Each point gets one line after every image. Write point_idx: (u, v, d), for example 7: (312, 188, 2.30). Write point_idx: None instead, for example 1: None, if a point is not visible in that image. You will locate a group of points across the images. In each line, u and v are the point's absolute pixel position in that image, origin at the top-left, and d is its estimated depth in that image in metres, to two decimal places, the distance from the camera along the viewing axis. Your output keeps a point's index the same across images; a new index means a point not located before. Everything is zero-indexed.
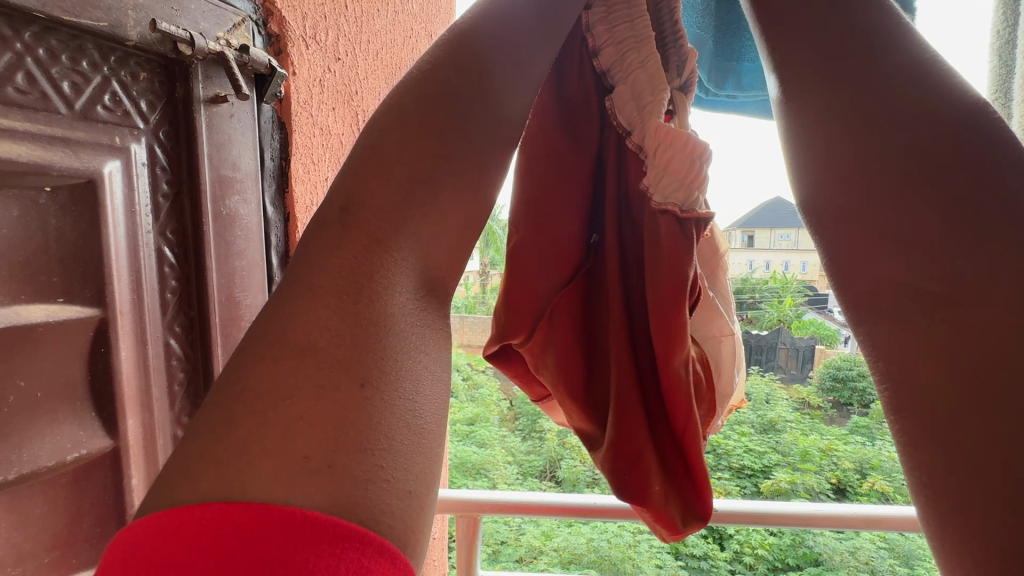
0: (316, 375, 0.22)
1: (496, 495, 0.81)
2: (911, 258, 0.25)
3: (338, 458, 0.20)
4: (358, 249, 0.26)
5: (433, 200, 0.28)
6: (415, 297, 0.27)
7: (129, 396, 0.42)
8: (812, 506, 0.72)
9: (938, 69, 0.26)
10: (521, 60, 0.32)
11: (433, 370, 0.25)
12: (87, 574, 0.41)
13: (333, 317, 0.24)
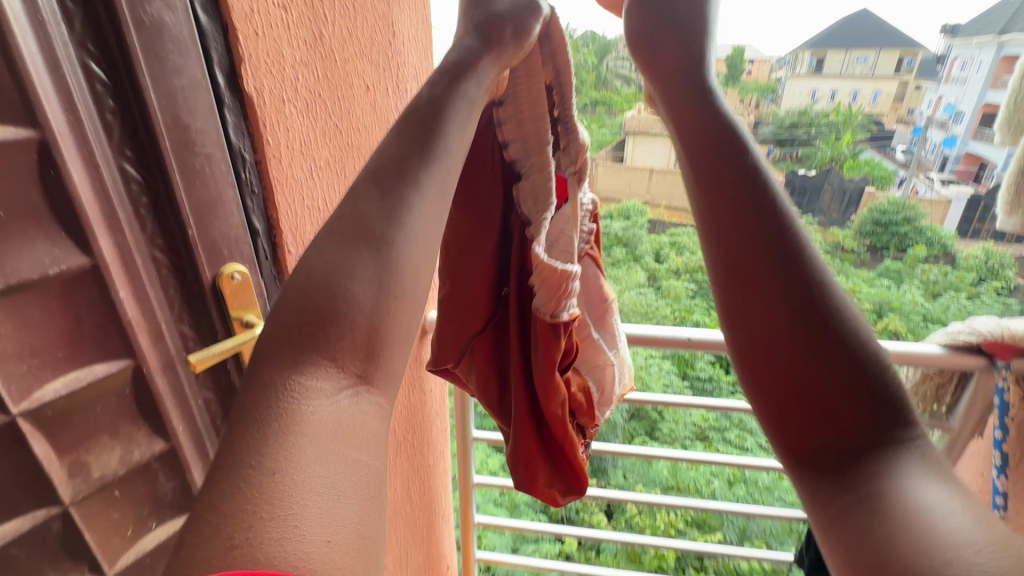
0: (236, 478, 0.27)
1: None
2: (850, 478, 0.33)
3: (251, 528, 0.26)
4: (274, 373, 0.31)
5: (336, 308, 0.33)
6: (334, 393, 0.32)
7: (93, 218, 0.44)
8: None
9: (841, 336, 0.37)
10: (407, 189, 0.38)
11: (348, 454, 0.31)
12: (102, 368, 0.48)
13: (251, 436, 0.29)
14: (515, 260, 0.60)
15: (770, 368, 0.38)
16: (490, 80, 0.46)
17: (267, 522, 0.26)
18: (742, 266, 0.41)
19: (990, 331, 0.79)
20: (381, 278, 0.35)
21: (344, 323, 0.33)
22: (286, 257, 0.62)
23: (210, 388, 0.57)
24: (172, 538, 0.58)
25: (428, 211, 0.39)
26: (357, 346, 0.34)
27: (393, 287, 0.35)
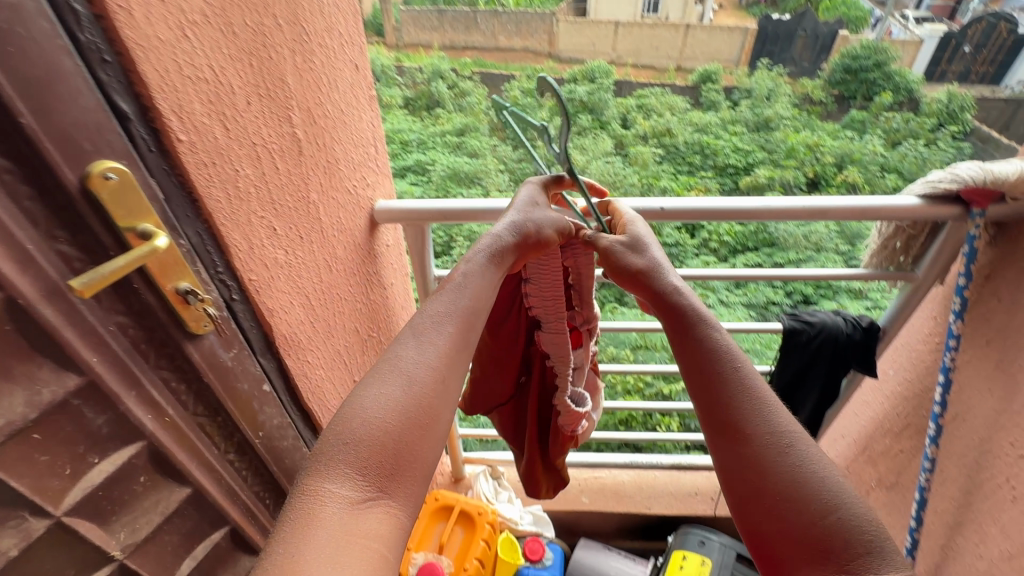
0: (271, 559, 0.38)
1: (439, 205, 0.79)
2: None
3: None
4: (311, 479, 0.43)
5: (358, 425, 0.46)
6: (349, 499, 0.42)
7: None
8: (763, 202, 0.81)
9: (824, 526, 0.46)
10: (415, 364, 0.52)
11: (355, 540, 0.40)
12: None
13: (284, 528, 0.40)
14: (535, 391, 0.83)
15: (744, 460, 0.51)
16: (503, 258, 0.65)
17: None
18: (709, 396, 0.56)
19: (974, 178, 0.74)
20: (397, 406, 0.48)
21: (363, 442, 0.45)
22: (175, 144, 0.48)
23: (121, 312, 0.49)
24: (122, 468, 0.54)
25: (427, 361, 0.53)
26: (370, 462, 0.45)
27: (410, 412, 0.48)
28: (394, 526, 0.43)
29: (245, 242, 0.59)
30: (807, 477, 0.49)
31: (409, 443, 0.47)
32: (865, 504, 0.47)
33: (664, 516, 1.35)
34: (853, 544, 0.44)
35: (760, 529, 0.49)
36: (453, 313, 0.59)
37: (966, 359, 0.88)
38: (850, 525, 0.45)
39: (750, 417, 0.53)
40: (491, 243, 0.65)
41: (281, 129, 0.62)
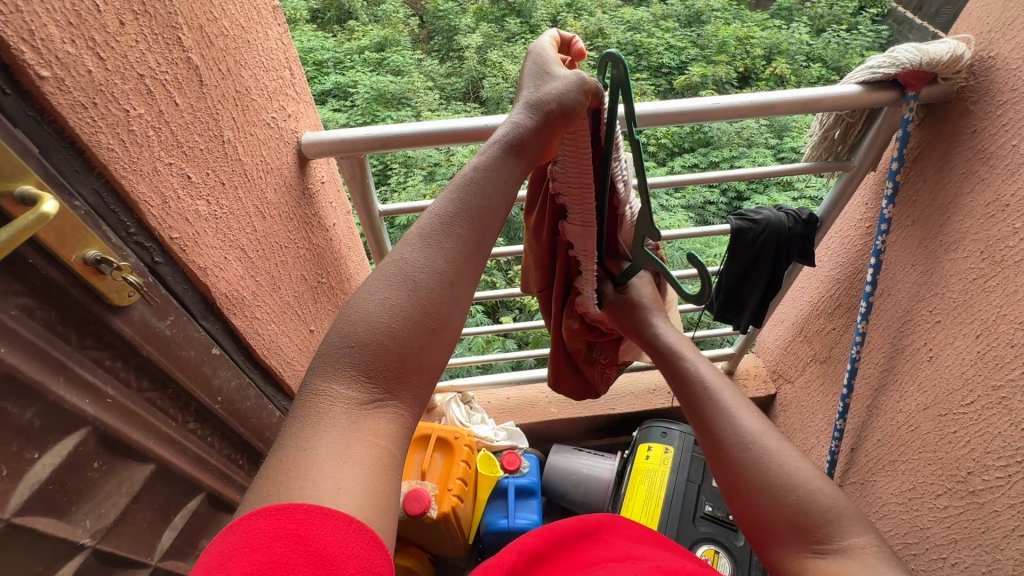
0: (284, 453, 0.37)
1: (371, 132, 0.71)
2: (794, 548, 0.47)
3: (282, 485, 0.35)
4: (320, 375, 0.40)
5: (358, 335, 0.41)
6: (353, 400, 0.39)
7: None
8: (712, 100, 0.79)
9: (802, 487, 0.49)
10: (424, 264, 0.45)
11: (359, 438, 0.38)
12: None
13: (295, 425, 0.38)
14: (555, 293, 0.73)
15: (724, 460, 0.53)
16: (519, 151, 0.53)
17: (292, 480, 0.35)
18: (690, 410, 0.58)
19: (910, 61, 0.75)
20: (401, 309, 0.42)
21: (366, 346, 0.41)
22: (37, 82, 0.39)
23: (22, 293, 0.42)
24: (70, 458, 0.49)
25: (432, 264, 0.45)
26: (374, 365, 0.40)
27: (417, 316, 0.42)
28: (402, 425, 0.41)
29: (157, 196, 0.51)
30: (772, 467, 0.50)
31: (416, 346, 0.42)
32: (827, 482, 0.50)
33: (627, 413, 1.45)
34: (817, 517, 0.47)
35: (746, 518, 0.51)
36: (468, 211, 0.48)
37: (892, 239, 0.95)
38: (813, 502, 0.48)
39: (721, 421, 0.55)
40: (510, 131, 0.54)
41: (171, 54, 0.52)
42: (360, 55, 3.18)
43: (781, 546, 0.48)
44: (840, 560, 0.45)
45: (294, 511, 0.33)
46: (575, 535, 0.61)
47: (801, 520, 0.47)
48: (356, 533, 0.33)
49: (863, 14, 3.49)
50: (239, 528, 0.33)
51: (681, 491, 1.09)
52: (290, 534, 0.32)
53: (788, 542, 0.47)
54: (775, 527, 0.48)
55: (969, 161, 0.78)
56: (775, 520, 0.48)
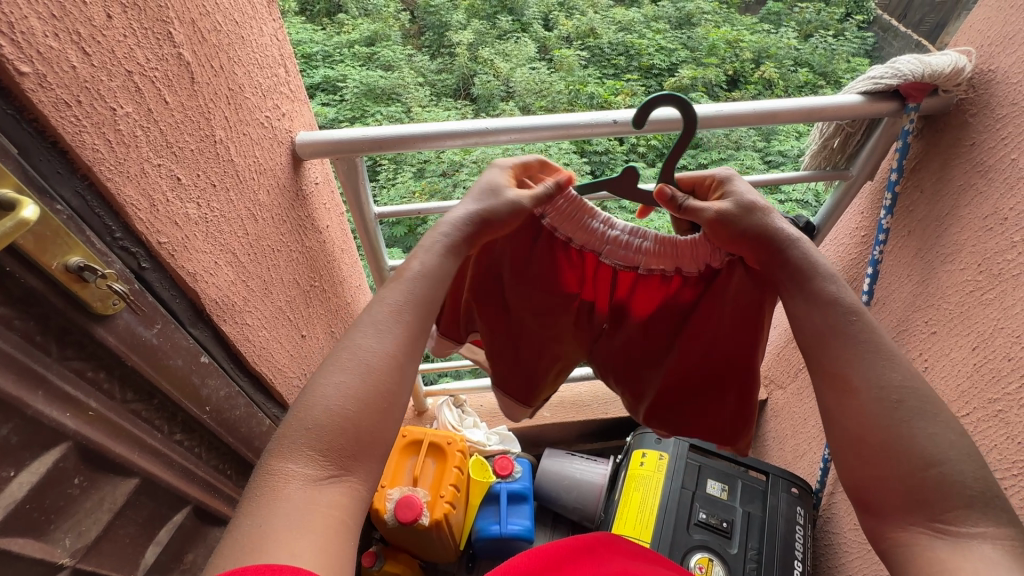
0: (240, 530, 0.37)
1: (369, 133, 0.69)
2: (910, 521, 0.42)
3: (237, 556, 0.35)
4: (270, 459, 0.40)
5: (308, 418, 0.41)
6: (306, 482, 0.39)
7: None
8: (714, 108, 0.78)
9: (943, 462, 0.42)
10: (372, 351, 0.44)
11: (311, 515, 0.38)
12: None
13: (249, 503, 0.38)
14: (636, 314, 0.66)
15: (850, 413, 0.46)
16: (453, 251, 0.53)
17: (246, 552, 0.35)
18: (822, 347, 0.49)
19: (913, 72, 0.74)
20: (357, 390, 0.42)
21: (323, 426, 0.40)
22: (17, 79, 0.37)
23: None
24: (49, 475, 0.47)
25: (381, 349, 0.45)
26: (326, 444, 0.40)
27: (372, 396, 0.43)
28: (358, 498, 0.41)
29: (144, 199, 0.49)
30: (910, 431, 0.43)
31: (371, 424, 0.42)
32: (977, 457, 0.42)
33: (621, 418, 1.45)
34: (952, 498, 0.41)
35: (858, 476, 0.45)
36: (413, 303, 0.48)
37: (889, 248, 0.95)
38: (952, 480, 0.41)
39: (864, 365, 0.46)
40: (449, 232, 0.53)
41: (161, 50, 0.49)
42: (349, 49, 3.12)
43: (888, 514, 0.43)
44: (963, 547, 0.40)
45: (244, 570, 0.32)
46: (571, 554, 0.61)
47: (922, 494, 0.42)
48: None
49: (849, 19, 3.52)
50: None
51: (676, 499, 1.08)
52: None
53: (904, 517, 0.42)
54: (895, 496, 0.43)
55: (967, 174, 0.78)
56: (891, 487, 0.43)
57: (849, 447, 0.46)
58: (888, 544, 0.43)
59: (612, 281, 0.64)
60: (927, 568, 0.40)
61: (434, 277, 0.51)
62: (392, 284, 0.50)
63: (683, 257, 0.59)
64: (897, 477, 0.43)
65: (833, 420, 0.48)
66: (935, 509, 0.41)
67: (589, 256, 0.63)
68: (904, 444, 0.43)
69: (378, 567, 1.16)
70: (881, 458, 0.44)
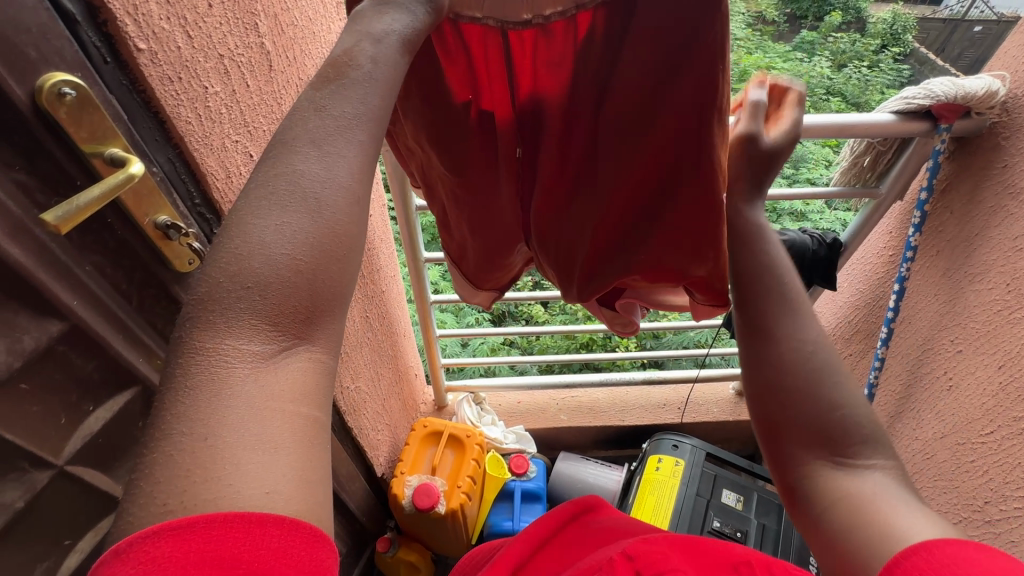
0: (174, 442, 0.27)
1: None
2: (826, 458, 0.45)
3: (187, 492, 0.26)
4: (201, 321, 0.29)
5: (254, 243, 0.30)
6: (251, 355, 0.29)
7: None
8: None
9: (846, 411, 0.46)
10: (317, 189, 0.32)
11: (252, 408, 0.28)
12: None
13: (181, 402, 0.28)
14: (573, 146, 0.53)
15: (763, 358, 0.49)
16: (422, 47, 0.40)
17: (201, 485, 0.26)
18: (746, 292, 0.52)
19: (946, 94, 0.77)
20: (310, 235, 0.31)
21: (272, 286, 0.30)
22: (135, 55, 0.42)
23: (96, 250, 0.44)
24: (119, 414, 0.51)
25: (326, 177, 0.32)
26: (271, 305, 0.30)
27: (328, 241, 0.31)
28: (323, 374, 0.32)
29: (222, 169, 0.54)
30: (822, 386, 0.47)
31: (332, 279, 0.31)
32: (868, 405, 0.47)
33: (638, 426, 1.45)
34: (852, 435, 0.45)
35: (768, 412, 0.48)
36: (368, 113, 0.35)
37: (917, 269, 0.96)
38: (853, 422, 0.46)
39: (794, 325, 0.50)
40: (408, 23, 0.39)
41: (248, 38, 0.55)
42: None
43: (804, 454, 0.46)
44: (859, 475, 0.44)
45: (207, 527, 0.25)
46: (569, 518, 0.62)
47: (823, 434, 0.46)
48: (293, 536, 0.27)
49: (887, 51, 3.51)
50: (128, 560, 0.24)
51: (690, 505, 1.08)
52: (207, 559, 0.24)
53: (810, 450, 0.46)
54: (800, 425, 0.46)
55: (998, 196, 0.79)
56: (795, 421, 0.47)
57: (763, 387, 0.49)
58: (789, 489, 0.48)
59: (516, 78, 0.50)
60: (832, 497, 0.44)
61: (391, 75, 0.37)
62: (327, 86, 0.35)
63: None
64: (799, 415, 0.47)
65: (751, 359, 0.50)
66: (835, 447, 0.45)
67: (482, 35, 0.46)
68: (814, 395, 0.47)
69: (392, 553, 1.19)
70: (795, 404, 0.47)
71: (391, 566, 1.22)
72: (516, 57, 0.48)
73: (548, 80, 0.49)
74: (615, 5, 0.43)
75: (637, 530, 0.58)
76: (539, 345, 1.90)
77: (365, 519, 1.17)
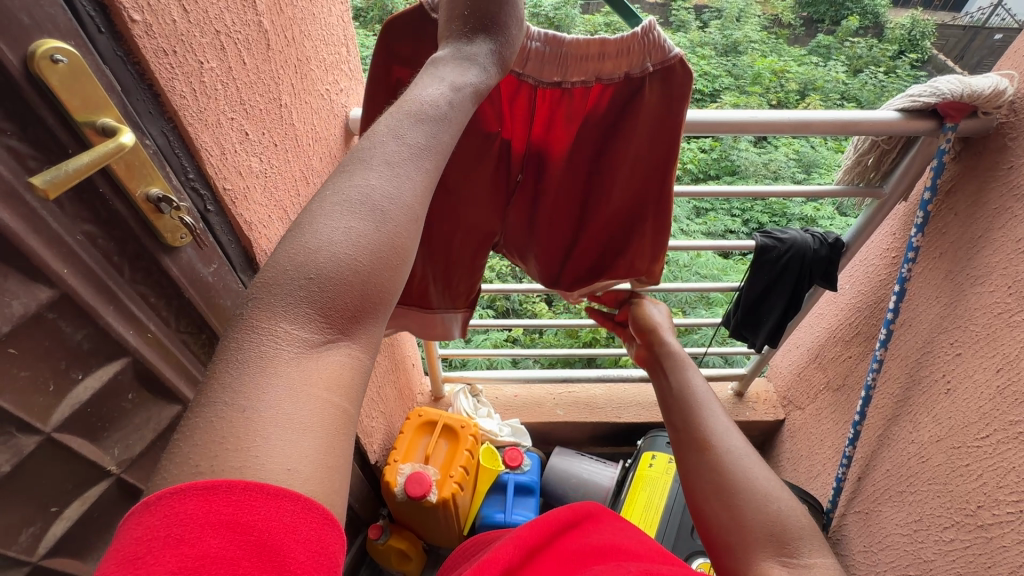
0: (213, 411, 0.28)
1: None
2: (774, 555, 0.48)
3: (218, 457, 0.26)
4: (259, 304, 0.31)
5: (314, 238, 0.32)
6: (295, 340, 0.30)
7: None
8: (750, 114, 0.80)
9: (777, 510, 0.50)
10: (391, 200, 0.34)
11: (293, 389, 0.29)
12: None
13: (229, 373, 0.29)
14: (571, 185, 0.64)
15: (699, 469, 0.55)
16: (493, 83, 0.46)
17: (231, 453, 0.26)
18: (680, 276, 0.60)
19: (952, 92, 0.75)
20: (371, 241, 0.32)
21: (328, 280, 0.31)
22: (129, 25, 0.42)
23: (88, 220, 0.45)
24: (108, 385, 0.52)
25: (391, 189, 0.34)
26: (328, 296, 0.31)
27: (385, 249, 0.33)
28: (359, 373, 0.32)
29: (216, 146, 0.54)
30: (752, 488, 0.52)
31: (382, 285, 0.33)
32: (796, 504, 0.52)
33: (634, 424, 1.44)
34: (793, 530, 0.49)
35: (716, 521, 0.52)
36: (411, 127, 0.38)
37: (918, 270, 0.95)
38: (787, 516, 0.50)
39: (720, 441, 0.56)
40: (479, 76, 0.44)
41: (245, 16, 0.55)
42: None
43: (754, 553, 0.49)
44: (804, 570, 0.47)
45: (228, 492, 0.25)
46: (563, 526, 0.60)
47: (767, 539, 0.49)
48: (307, 513, 0.26)
49: (903, 57, 3.46)
50: (156, 513, 0.24)
51: (682, 503, 1.08)
52: (225, 523, 0.24)
53: (759, 549, 0.49)
54: (749, 532, 0.50)
55: (1003, 197, 0.78)
56: (740, 534, 0.50)
57: (712, 497, 0.53)
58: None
59: (532, 123, 0.61)
60: None
61: (459, 115, 0.41)
62: (401, 117, 0.38)
63: (605, 66, 0.54)
64: (739, 524, 0.50)
65: (694, 474, 0.56)
66: (779, 547, 0.48)
67: (520, 86, 0.57)
68: (751, 499, 0.51)
69: (383, 541, 1.19)
70: (732, 518, 0.51)
71: (382, 554, 1.22)
72: (540, 104, 0.59)
73: (561, 131, 0.61)
74: (623, 85, 0.54)
75: (633, 545, 0.57)
76: (540, 340, 1.91)
77: (357, 505, 1.17)
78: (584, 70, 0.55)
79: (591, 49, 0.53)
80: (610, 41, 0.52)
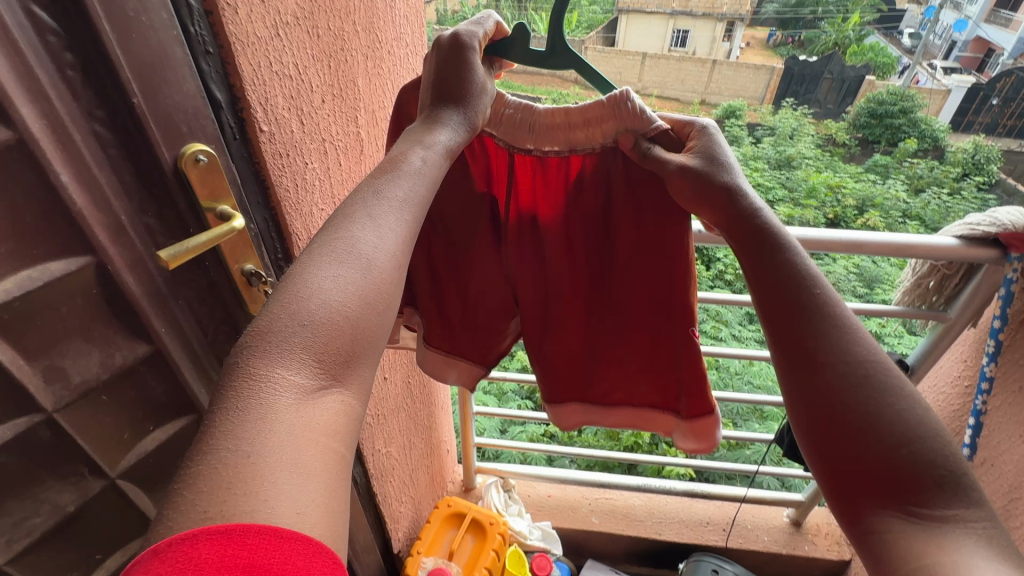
0: (220, 456, 0.29)
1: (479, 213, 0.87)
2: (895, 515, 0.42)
3: (226, 502, 0.27)
4: (256, 360, 0.33)
5: (316, 290, 0.36)
6: (294, 388, 0.32)
7: (11, 80, 0.35)
8: (801, 232, 0.82)
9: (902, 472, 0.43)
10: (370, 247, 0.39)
11: (292, 438, 0.31)
12: (87, 258, 0.42)
13: (229, 420, 0.30)
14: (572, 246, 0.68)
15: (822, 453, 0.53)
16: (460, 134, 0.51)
17: (240, 498, 0.28)
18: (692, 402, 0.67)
19: (1014, 222, 0.76)
20: (360, 286, 0.37)
21: (324, 326, 0.35)
22: (259, 135, 0.51)
23: (190, 289, 0.51)
24: (172, 438, 0.56)
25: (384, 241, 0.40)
26: (320, 343, 0.34)
27: (374, 295, 0.38)
28: (352, 417, 0.35)
29: (304, 232, 0.62)
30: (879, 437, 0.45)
31: (370, 328, 0.37)
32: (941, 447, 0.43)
33: (674, 543, 1.32)
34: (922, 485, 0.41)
35: None
36: None
37: (996, 403, 0.88)
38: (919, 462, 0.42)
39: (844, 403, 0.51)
40: (451, 137, 0.50)
41: (348, 128, 0.66)
42: None
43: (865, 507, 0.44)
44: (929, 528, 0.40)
45: (244, 536, 0.26)
46: None
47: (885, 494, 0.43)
48: (319, 558, 0.27)
49: None
50: (167, 560, 0.25)
51: None
52: (241, 566, 0.25)
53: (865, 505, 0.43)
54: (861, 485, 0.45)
55: None
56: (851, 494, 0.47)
57: None
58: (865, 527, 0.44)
59: (518, 184, 0.66)
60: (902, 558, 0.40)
61: None
62: None
63: (577, 134, 0.61)
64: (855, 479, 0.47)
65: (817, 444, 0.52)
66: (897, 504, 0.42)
67: (495, 150, 0.64)
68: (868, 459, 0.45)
69: None
70: None
71: None
72: (519, 166, 0.65)
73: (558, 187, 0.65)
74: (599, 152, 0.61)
75: None
76: (576, 440, 1.83)
77: None
78: (562, 123, 0.60)
79: (557, 119, 0.60)
80: (575, 111, 0.60)
